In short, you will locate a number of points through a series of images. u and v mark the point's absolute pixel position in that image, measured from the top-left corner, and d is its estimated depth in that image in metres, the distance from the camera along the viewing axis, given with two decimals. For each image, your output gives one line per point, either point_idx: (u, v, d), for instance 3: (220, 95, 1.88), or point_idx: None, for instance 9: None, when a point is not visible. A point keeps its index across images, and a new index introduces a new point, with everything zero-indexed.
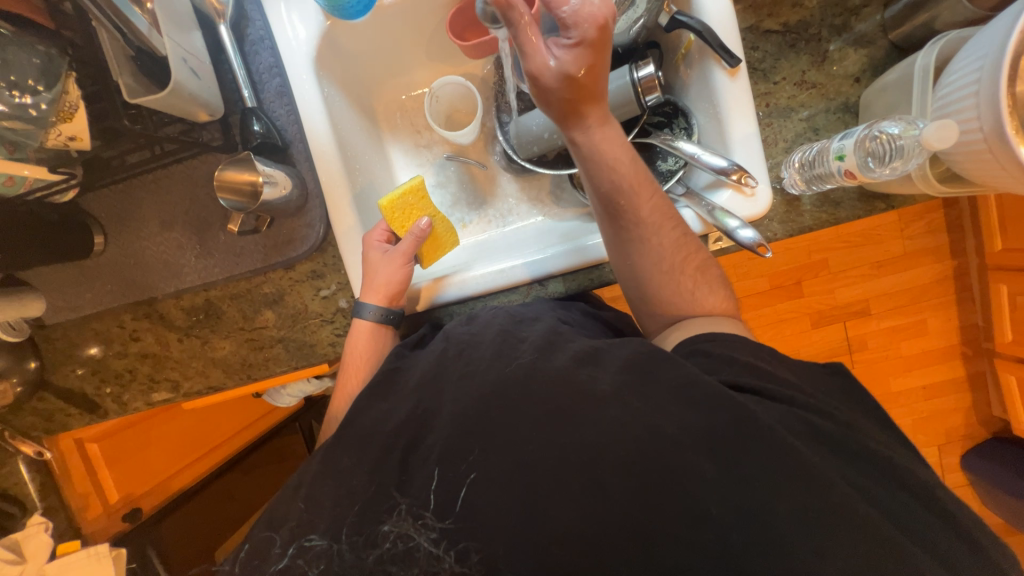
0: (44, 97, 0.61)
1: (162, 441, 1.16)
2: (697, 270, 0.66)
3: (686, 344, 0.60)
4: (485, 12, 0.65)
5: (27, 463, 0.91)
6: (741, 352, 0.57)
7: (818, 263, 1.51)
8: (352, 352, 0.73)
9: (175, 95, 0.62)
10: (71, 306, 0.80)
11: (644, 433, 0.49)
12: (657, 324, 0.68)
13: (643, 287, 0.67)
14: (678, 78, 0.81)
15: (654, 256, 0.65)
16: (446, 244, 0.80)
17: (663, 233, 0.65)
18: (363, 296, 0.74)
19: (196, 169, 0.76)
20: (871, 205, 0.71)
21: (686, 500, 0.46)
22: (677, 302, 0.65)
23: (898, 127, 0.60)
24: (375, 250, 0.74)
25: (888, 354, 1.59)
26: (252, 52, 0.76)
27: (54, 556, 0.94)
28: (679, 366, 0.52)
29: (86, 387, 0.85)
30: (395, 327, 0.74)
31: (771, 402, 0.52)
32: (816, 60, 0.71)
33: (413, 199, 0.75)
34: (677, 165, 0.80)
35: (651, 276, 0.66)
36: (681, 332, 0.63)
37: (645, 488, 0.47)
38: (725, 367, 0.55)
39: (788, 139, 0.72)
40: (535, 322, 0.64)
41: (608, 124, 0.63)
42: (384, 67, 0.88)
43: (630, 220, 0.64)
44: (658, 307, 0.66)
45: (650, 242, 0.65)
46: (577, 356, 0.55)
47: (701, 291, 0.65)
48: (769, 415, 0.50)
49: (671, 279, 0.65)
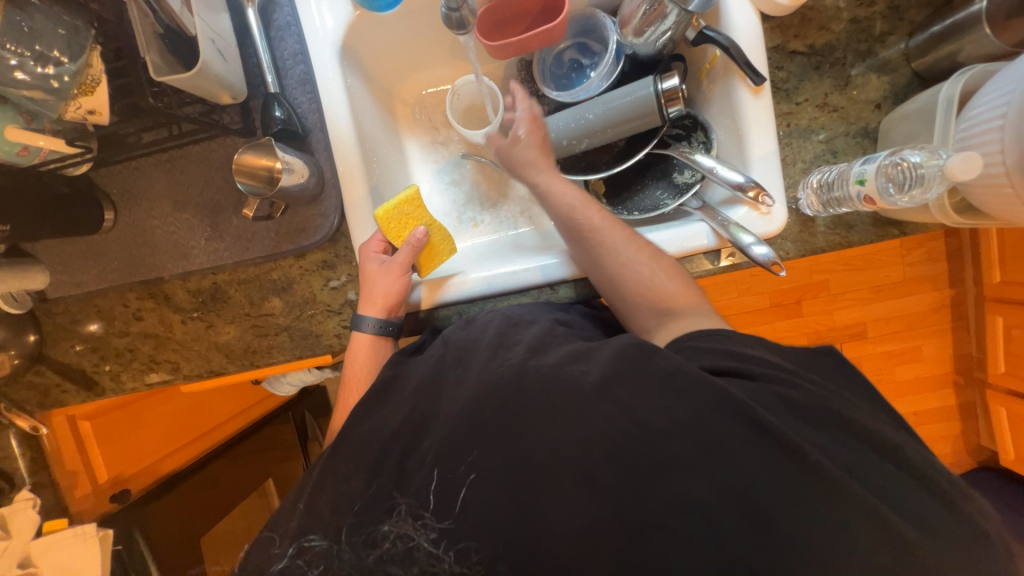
0: (67, 68, 0.59)
1: (155, 422, 1.15)
2: (654, 258, 0.67)
3: (674, 342, 0.58)
4: (450, 18, 0.70)
5: (19, 437, 0.91)
6: (727, 343, 0.55)
7: (818, 284, 1.53)
8: (352, 366, 0.72)
9: (202, 76, 0.62)
10: (76, 281, 0.79)
11: (641, 430, 0.47)
12: (648, 321, 0.66)
13: (611, 282, 0.68)
14: (700, 92, 0.82)
15: (611, 253, 0.68)
16: (444, 253, 0.78)
17: (613, 232, 0.69)
18: (361, 308, 0.73)
19: (214, 151, 0.76)
20: (885, 230, 0.71)
21: (698, 519, 0.45)
22: (650, 290, 0.66)
23: (920, 156, 0.61)
24: (373, 261, 0.73)
25: (882, 378, 1.60)
26: (278, 37, 0.76)
27: (41, 533, 0.92)
28: (667, 358, 0.50)
29: (84, 363, 0.84)
30: (393, 339, 0.75)
31: (748, 381, 0.50)
32: (839, 83, 0.71)
33: (410, 209, 0.73)
34: (694, 179, 0.81)
35: (613, 272, 0.67)
36: (669, 329, 0.61)
37: (655, 505, 0.46)
38: (707, 357, 0.54)
39: (806, 159, 0.72)
40: (531, 326, 0.63)
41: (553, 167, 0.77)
42: (408, 61, 0.88)
43: (581, 224, 0.70)
44: (653, 303, 0.65)
45: (604, 241, 0.69)
46: (571, 354, 0.55)
47: (669, 280, 0.66)
48: (741, 391, 0.49)
49: (635, 270, 0.66)
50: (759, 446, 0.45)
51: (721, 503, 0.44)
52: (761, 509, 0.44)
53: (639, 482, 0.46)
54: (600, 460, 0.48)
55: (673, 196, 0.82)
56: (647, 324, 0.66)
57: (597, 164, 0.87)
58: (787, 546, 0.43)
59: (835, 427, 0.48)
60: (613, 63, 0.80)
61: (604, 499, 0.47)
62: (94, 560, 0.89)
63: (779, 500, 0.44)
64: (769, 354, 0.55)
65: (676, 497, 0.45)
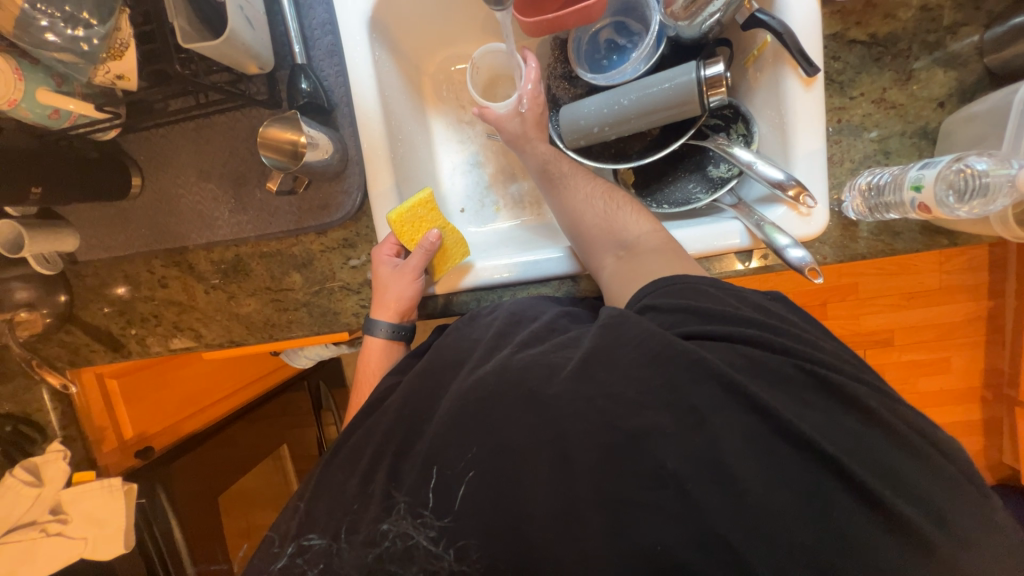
0: (97, 31, 0.58)
1: (177, 385, 1.22)
2: (609, 195, 0.72)
3: (633, 303, 0.58)
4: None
5: (49, 392, 0.94)
6: (690, 297, 0.55)
7: (847, 287, 1.47)
8: (365, 363, 0.75)
9: (229, 44, 0.60)
10: (104, 245, 0.81)
11: (649, 448, 0.45)
12: (603, 261, 0.68)
13: (570, 217, 0.73)
14: (745, 80, 0.77)
15: (573, 192, 0.74)
16: (459, 255, 0.75)
17: (579, 177, 0.76)
18: (375, 313, 0.74)
19: (240, 122, 0.75)
20: (933, 239, 0.67)
21: (704, 542, 0.43)
22: (604, 224, 0.69)
23: (986, 164, 0.56)
24: (385, 265, 0.73)
25: (905, 388, 1.55)
26: (306, 5, 0.73)
27: (71, 483, 0.96)
28: (637, 324, 0.50)
29: (112, 326, 0.86)
30: (406, 342, 0.76)
31: (714, 341, 0.50)
32: (900, 78, 0.66)
33: (423, 211, 0.73)
34: (731, 173, 0.77)
35: (574, 208, 0.73)
36: (623, 266, 0.65)
37: (658, 525, 0.44)
38: (667, 316, 0.54)
39: (855, 159, 0.68)
40: (531, 321, 0.62)
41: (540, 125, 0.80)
42: (438, 34, 0.84)
43: (551, 169, 0.77)
44: (607, 238, 0.68)
45: (568, 182, 0.75)
46: (557, 342, 0.55)
47: (626, 216, 0.70)
48: (713, 354, 0.49)
49: (593, 204, 0.72)
50: (772, 470, 0.44)
51: (736, 530, 0.43)
52: (772, 534, 0.43)
53: (648, 496, 0.45)
54: (614, 468, 0.46)
55: (706, 190, 0.79)
56: (603, 260, 0.68)
57: (627, 152, 0.83)
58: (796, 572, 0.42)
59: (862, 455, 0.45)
60: (654, 46, 0.75)
61: (615, 514, 0.45)
62: (120, 511, 0.94)
63: (791, 527, 0.43)
64: (731, 299, 0.55)
65: (686, 519, 0.44)
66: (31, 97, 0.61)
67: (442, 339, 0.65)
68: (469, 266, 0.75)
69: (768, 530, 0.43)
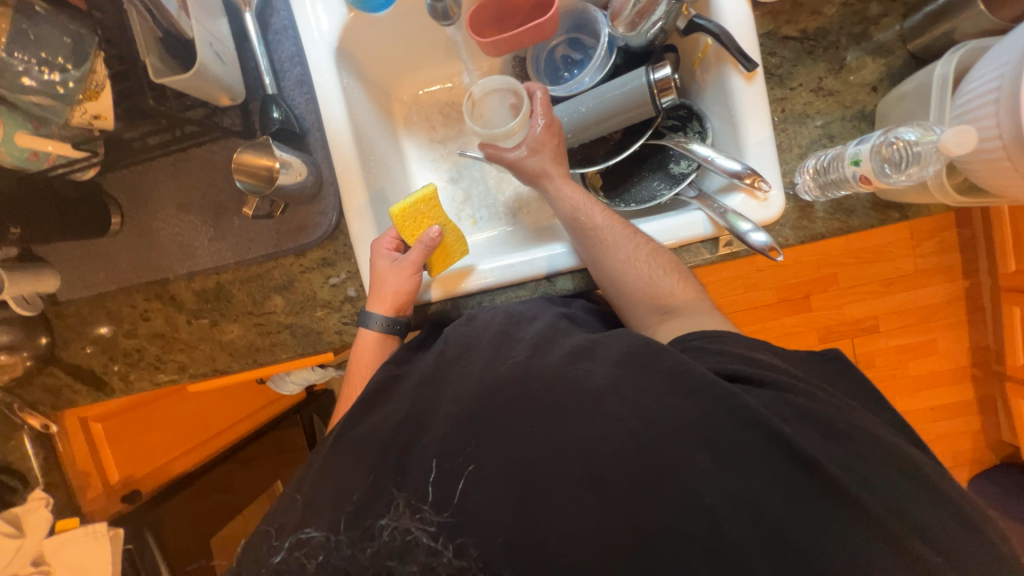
0: (72, 74, 0.62)
1: (165, 426, 1.19)
2: (650, 255, 0.68)
3: (680, 339, 0.58)
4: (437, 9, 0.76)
5: (32, 438, 0.91)
6: (737, 345, 0.54)
7: (827, 278, 1.50)
8: (358, 359, 0.73)
9: (200, 77, 0.62)
10: (84, 282, 0.81)
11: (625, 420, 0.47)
12: (646, 318, 0.67)
13: (610, 279, 0.69)
14: (694, 82, 0.82)
15: (610, 250, 0.69)
16: (458, 254, 0.78)
17: (615, 233, 0.70)
18: (370, 305, 0.74)
19: (217, 153, 0.77)
20: (886, 214, 0.70)
21: (698, 511, 0.44)
22: (646, 288, 0.67)
23: (915, 133, 0.59)
24: (385, 259, 0.74)
25: (897, 373, 1.57)
26: (275, 40, 0.77)
27: (53, 532, 0.93)
28: (672, 357, 0.49)
29: (94, 365, 0.86)
30: (400, 337, 0.75)
31: (766, 390, 0.48)
32: (834, 67, 0.71)
33: (425, 207, 0.75)
34: (690, 169, 0.81)
35: (612, 269, 0.69)
36: (669, 328, 0.63)
37: (649, 496, 0.45)
38: (716, 357, 0.53)
39: (802, 145, 0.72)
40: (532, 320, 0.63)
41: (569, 176, 0.77)
42: (405, 61, 0.89)
43: (584, 222, 0.72)
44: (651, 302, 0.67)
45: (605, 240, 0.70)
46: (572, 351, 0.54)
47: (666, 278, 0.66)
48: (755, 398, 0.47)
49: (635, 268, 0.67)
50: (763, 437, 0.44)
51: (723, 491, 0.44)
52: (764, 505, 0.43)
53: (638, 469, 0.46)
54: (594, 444, 0.47)
55: (669, 187, 0.82)
56: (646, 321, 0.67)
57: (592, 157, 0.87)
58: (784, 534, 0.42)
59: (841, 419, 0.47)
60: (606, 56, 0.81)
61: (600, 494, 0.46)
62: (106, 558, 0.92)
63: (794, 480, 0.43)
64: (777, 359, 0.55)
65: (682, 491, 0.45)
66: (8, 141, 0.63)
67: (447, 333, 0.64)
68: (468, 270, 0.76)
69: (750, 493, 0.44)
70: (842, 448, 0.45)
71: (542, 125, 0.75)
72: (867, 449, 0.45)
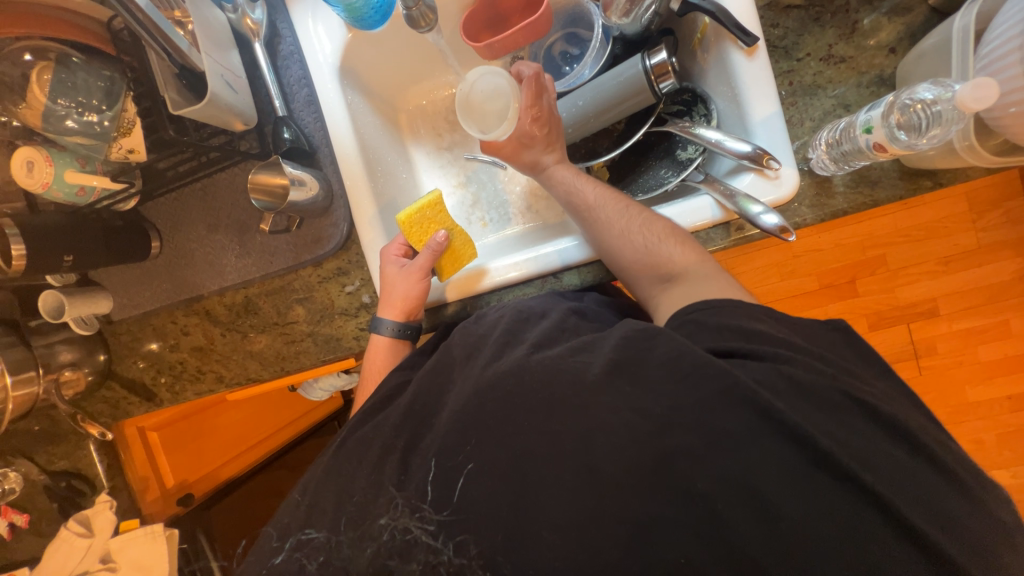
0: (107, 115, 0.69)
1: (212, 434, 1.28)
2: (644, 226, 0.68)
3: (677, 315, 0.57)
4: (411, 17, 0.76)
5: (96, 444, 0.98)
6: (733, 316, 0.53)
7: (874, 259, 1.39)
8: (370, 364, 0.76)
9: (213, 106, 0.67)
10: (132, 302, 0.89)
11: (620, 411, 0.47)
12: (651, 289, 0.66)
13: (609, 255, 0.69)
14: (696, 63, 0.79)
15: (605, 225, 0.70)
16: (466, 257, 0.79)
17: (607, 208, 0.71)
18: (380, 311, 0.76)
19: (238, 176, 0.83)
20: (915, 183, 0.65)
21: (693, 501, 0.43)
22: (643, 259, 0.66)
23: (933, 91, 0.56)
24: (392, 265, 0.76)
25: (963, 361, 1.43)
26: (283, 66, 0.82)
27: (117, 532, 1.01)
28: (671, 340, 0.48)
29: (145, 377, 0.93)
30: (413, 341, 0.77)
31: (755, 362, 0.48)
32: (845, 32, 0.67)
33: (431, 213, 0.77)
34: (697, 153, 0.78)
35: (608, 243, 0.69)
36: (672, 297, 0.62)
37: (644, 492, 0.44)
38: (714, 336, 0.52)
39: (815, 117, 0.68)
40: (540, 319, 0.62)
41: (564, 159, 0.79)
42: (407, 74, 0.92)
43: (577, 203, 0.74)
44: (651, 273, 0.65)
45: (599, 217, 0.71)
46: (571, 346, 0.54)
47: (664, 246, 0.65)
48: (746, 373, 0.47)
49: (630, 240, 0.67)
50: (747, 421, 0.44)
51: (716, 484, 0.43)
52: (765, 492, 0.42)
53: (635, 465, 0.45)
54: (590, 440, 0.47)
55: (676, 173, 0.80)
56: (649, 292, 0.66)
57: (597, 150, 0.87)
58: (781, 516, 0.42)
59: (830, 407, 0.46)
60: (601, 47, 0.80)
61: (598, 490, 0.45)
62: (162, 554, 1.00)
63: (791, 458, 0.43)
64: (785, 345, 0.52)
65: (672, 486, 0.44)
66: (60, 179, 0.71)
67: (450, 337, 0.65)
68: (480, 270, 0.77)
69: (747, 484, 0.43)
70: (837, 432, 0.44)
71: (530, 115, 0.75)
72: (853, 432, 0.45)
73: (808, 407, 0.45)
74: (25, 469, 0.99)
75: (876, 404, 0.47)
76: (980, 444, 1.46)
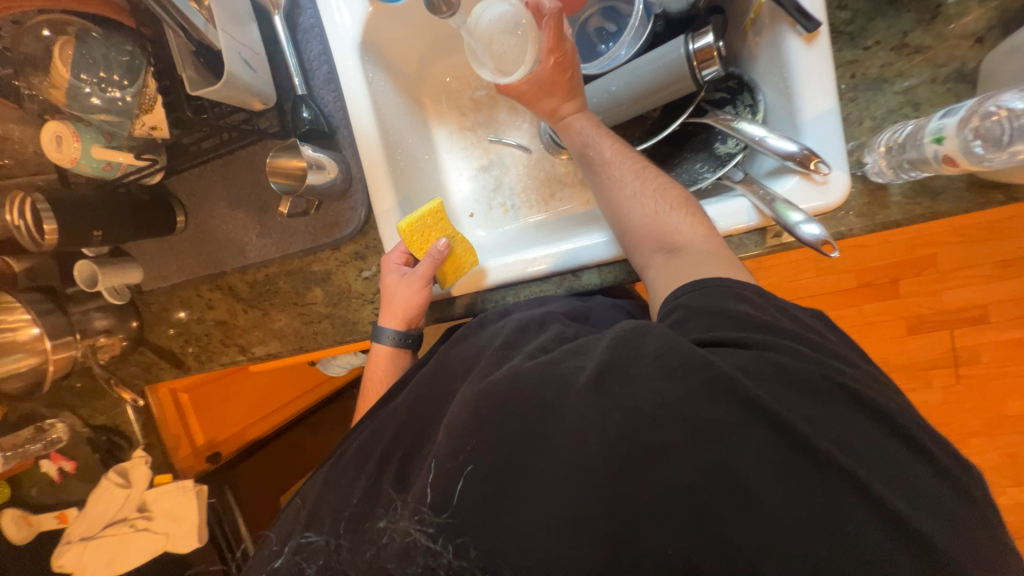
0: (129, 90, 0.69)
1: (240, 396, 1.33)
2: (658, 191, 0.64)
3: (669, 297, 0.56)
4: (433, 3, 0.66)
5: (134, 408, 1.05)
6: (718, 299, 0.52)
7: (922, 260, 1.29)
8: (372, 373, 0.78)
9: (230, 86, 0.65)
10: (160, 274, 0.92)
11: (644, 444, 0.43)
12: (650, 257, 0.63)
13: (616, 217, 0.67)
14: (745, 46, 0.71)
15: (618, 185, 0.67)
16: (467, 264, 0.75)
17: (624, 164, 0.68)
18: (382, 320, 0.77)
19: (258, 155, 0.82)
20: (985, 195, 0.58)
21: (715, 537, 0.41)
22: (650, 224, 0.63)
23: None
24: (393, 273, 0.75)
25: (1007, 372, 1.34)
26: (304, 40, 0.79)
27: (152, 485, 1.09)
28: (661, 335, 0.47)
29: (173, 346, 0.97)
30: (413, 350, 0.78)
31: (741, 349, 0.47)
32: (924, 18, 0.59)
33: (432, 220, 0.73)
34: (738, 148, 0.71)
35: (617, 203, 0.67)
36: (671, 268, 0.59)
37: (665, 519, 0.42)
38: (705, 320, 0.51)
39: (876, 116, 0.61)
40: (539, 330, 0.61)
41: (585, 110, 0.74)
42: (431, 46, 0.88)
43: (593, 156, 0.70)
44: (655, 240, 0.62)
45: (613, 173, 0.68)
46: (564, 350, 0.52)
47: (673, 216, 0.62)
48: (726, 360, 0.46)
49: (641, 203, 0.64)
50: (762, 441, 0.41)
51: (744, 518, 0.40)
52: (789, 534, 0.40)
53: (649, 495, 0.42)
54: (613, 461, 0.43)
55: (713, 168, 0.73)
56: (649, 260, 0.63)
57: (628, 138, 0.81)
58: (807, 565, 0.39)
59: (866, 449, 0.42)
60: (640, 25, 0.73)
61: (617, 510, 0.43)
62: (193, 507, 1.07)
63: (824, 486, 0.40)
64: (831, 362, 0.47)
65: (690, 513, 0.41)
66: (88, 154, 0.71)
67: (446, 350, 0.67)
68: (481, 271, 0.76)
69: (779, 521, 0.40)
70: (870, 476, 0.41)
71: (546, 62, 0.70)
72: (888, 476, 0.41)
73: (843, 443, 0.42)
74: (70, 421, 1.06)
75: (914, 444, 0.44)
76: (1015, 459, 1.39)
